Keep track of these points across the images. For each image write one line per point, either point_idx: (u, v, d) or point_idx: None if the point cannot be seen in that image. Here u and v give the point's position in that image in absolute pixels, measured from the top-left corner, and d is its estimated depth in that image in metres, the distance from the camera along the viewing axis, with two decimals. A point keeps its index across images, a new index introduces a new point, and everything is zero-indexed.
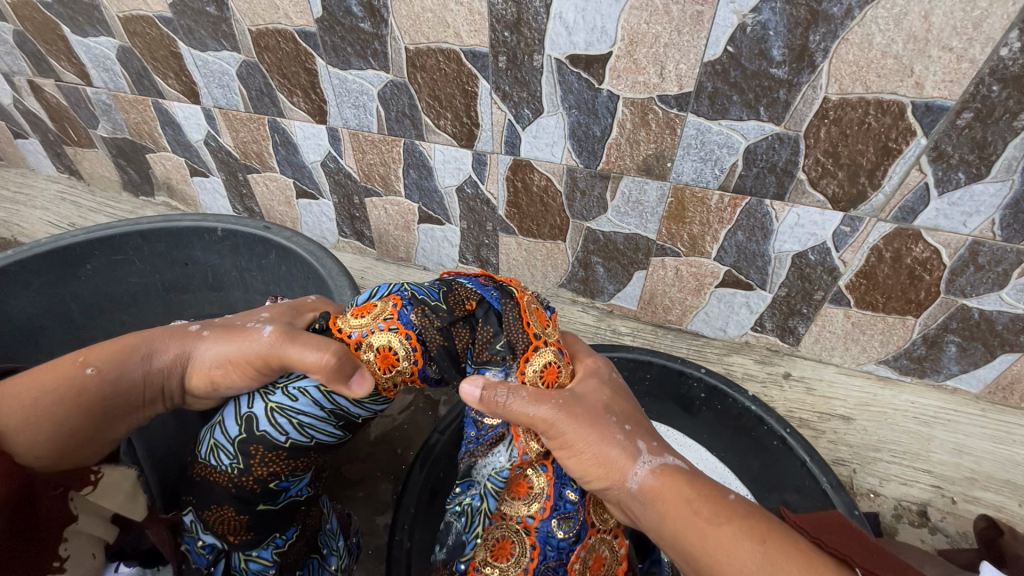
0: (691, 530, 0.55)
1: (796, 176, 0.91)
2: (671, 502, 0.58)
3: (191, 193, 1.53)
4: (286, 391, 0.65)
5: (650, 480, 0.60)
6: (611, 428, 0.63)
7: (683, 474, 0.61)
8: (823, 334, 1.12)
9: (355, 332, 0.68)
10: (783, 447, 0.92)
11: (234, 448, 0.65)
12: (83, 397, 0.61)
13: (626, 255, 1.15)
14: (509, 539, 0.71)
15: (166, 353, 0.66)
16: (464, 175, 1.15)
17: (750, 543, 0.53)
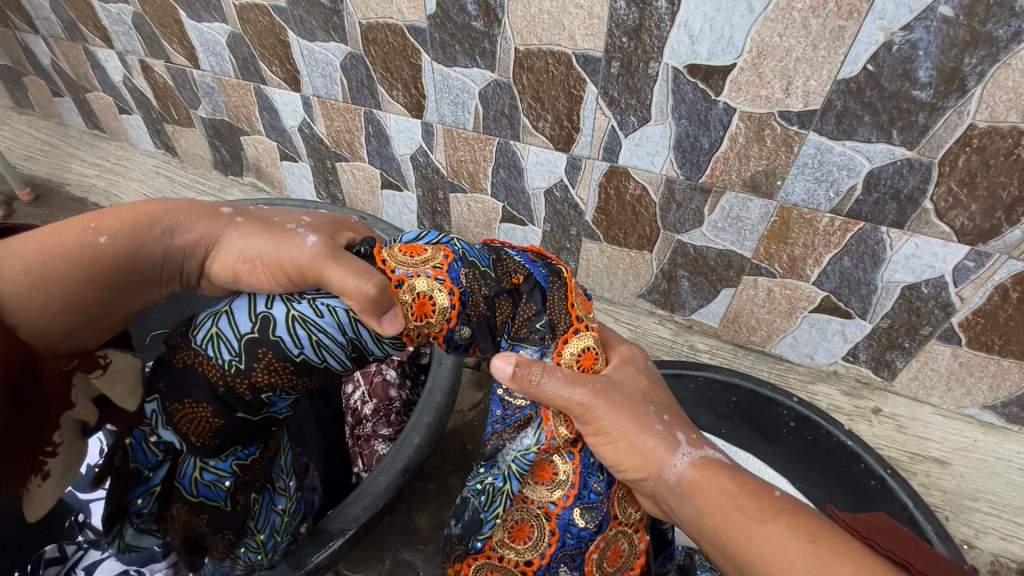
0: (732, 525, 0.50)
1: (921, 205, 0.86)
2: (713, 497, 0.52)
3: (279, 176, 1.58)
4: (313, 303, 0.58)
5: (693, 472, 0.55)
6: (649, 417, 0.59)
7: (725, 468, 0.55)
8: (923, 370, 1.06)
9: (400, 276, 0.61)
10: (881, 489, 0.87)
11: (240, 346, 0.57)
12: (99, 262, 0.54)
13: (716, 271, 1.12)
14: (528, 522, 0.63)
15: (191, 232, 0.59)
16: (555, 178, 1.14)
17: (795, 539, 0.47)
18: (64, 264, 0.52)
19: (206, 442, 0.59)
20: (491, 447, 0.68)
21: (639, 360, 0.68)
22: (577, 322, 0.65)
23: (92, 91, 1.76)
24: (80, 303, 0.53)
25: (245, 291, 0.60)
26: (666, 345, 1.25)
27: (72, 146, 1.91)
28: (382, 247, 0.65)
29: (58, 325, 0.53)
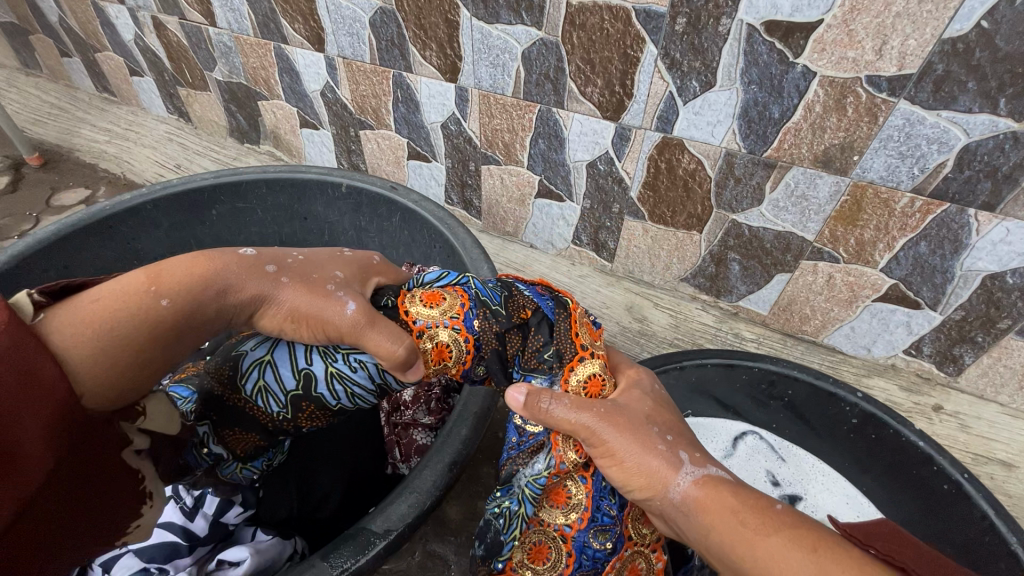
0: (734, 543, 0.46)
1: (1020, 185, 0.77)
2: (714, 513, 0.48)
3: (298, 145, 1.50)
4: (346, 360, 0.60)
5: (695, 490, 0.50)
6: (652, 436, 0.53)
7: (728, 484, 0.50)
8: (994, 366, 0.98)
9: (418, 320, 0.60)
10: (956, 493, 0.80)
11: (286, 398, 0.62)
12: (157, 334, 0.51)
13: (771, 255, 1.04)
14: (546, 544, 0.62)
15: (242, 292, 0.54)
16: (600, 150, 1.06)
17: (799, 553, 0.44)
18: (121, 338, 0.49)
19: (251, 453, 0.69)
20: (505, 472, 0.65)
21: (645, 382, 0.62)
22: (582, 349, 0.61)
23: (102, 51, 1.67)
24: (139, 374, 0.51)
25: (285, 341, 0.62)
26: (709, 332, 1.18)
27: (81, 110, 1.83)
28: (405, 292, 0.63)
29: (121, 394, 0.52)
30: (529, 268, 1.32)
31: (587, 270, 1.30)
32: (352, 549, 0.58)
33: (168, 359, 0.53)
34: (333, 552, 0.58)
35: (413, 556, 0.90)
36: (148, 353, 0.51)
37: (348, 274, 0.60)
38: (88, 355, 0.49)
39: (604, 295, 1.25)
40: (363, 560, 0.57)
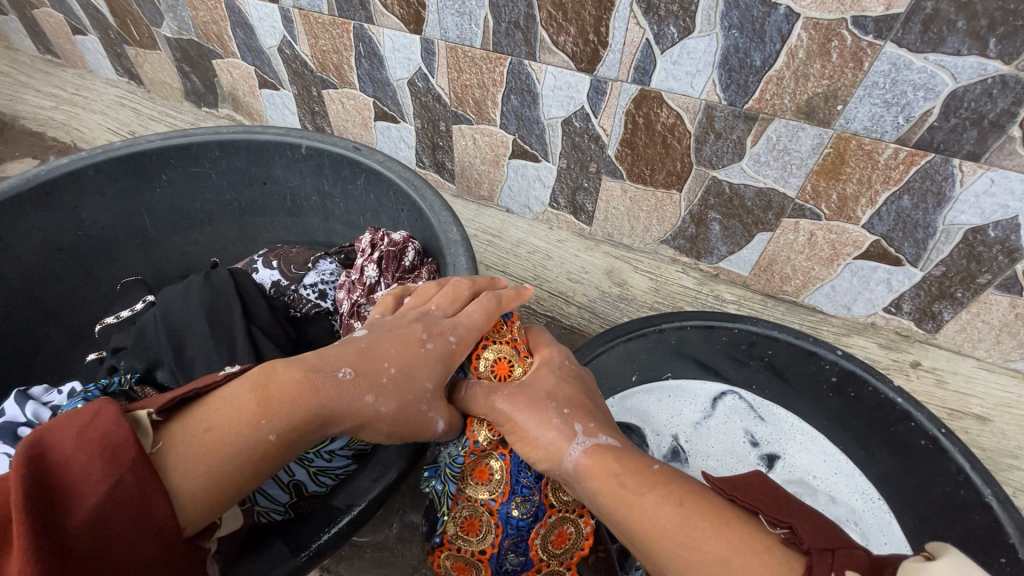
0: (619, 503, 0.53)
1: (1007, 132, 0.74)
2: (601, 479, 0.56)
3: (258, 107, 1.42)
4: (322, 456, 0.63)
5: (587, 461, 0.58)
6: (547, 412, 0.62)
7: (614, 450, 0.58)
8: (973, 322, 0.97)
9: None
10: (933, 449, 0.80)
11: (284, 508, 0.63)
12: (262, 467, 0.47)
13: (751, 213, 1.01)
14: (477, 518, 0.70)
15: (343, 421, 0.51)
16: (575, 106, 1.00)
17: (669, 506, 0.51)
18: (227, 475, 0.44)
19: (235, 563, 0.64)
20: (432, 457, 0.74)
21: (558, 360, 0.70)
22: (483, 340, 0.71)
23: (40, 7, 1.55)
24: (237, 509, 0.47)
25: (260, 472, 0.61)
26: (689, 296, 1.16)
27: (24, 74, 1.71)
28: None
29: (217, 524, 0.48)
30: (506, 235, 1.28)
31: (565, 235, 1.26)
32: (315, 526, 0.56)
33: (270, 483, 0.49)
34: (295, 531, 0.56)
35: (391, 528, 0.90)
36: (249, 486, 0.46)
37: (437, 382, 0.59)
38: (197, 494, 0.43)
39: (583, 261, 1.23)
40: (322, 539, 0.55)
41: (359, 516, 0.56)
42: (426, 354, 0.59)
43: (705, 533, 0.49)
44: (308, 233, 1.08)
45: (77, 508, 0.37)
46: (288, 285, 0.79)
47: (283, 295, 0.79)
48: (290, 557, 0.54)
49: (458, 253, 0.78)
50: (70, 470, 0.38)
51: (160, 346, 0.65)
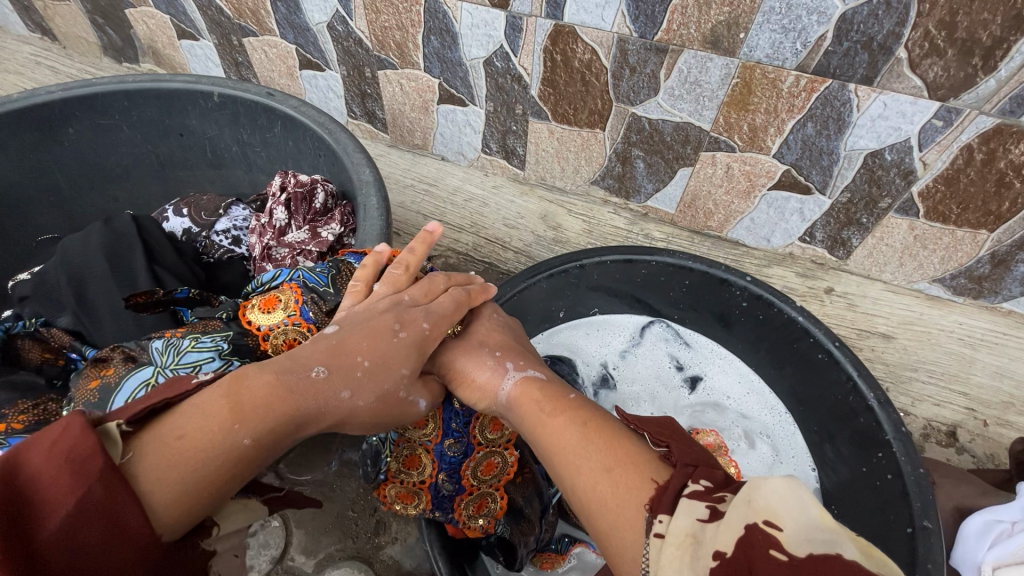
0: (534, 424, 0.58)
1: (894, 54, 0.76)
2: (525, 405, 0.60)
3: (181, 60, 1.37)
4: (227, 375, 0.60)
5: (516, 390, 0.62)
6: (481, 354, 0.67)
7: (540, 381, 0.63)
8: (878, 247, 1.03)
9: (260, 326, 0.60)
10: (828, 361, 0.85)
11: None
12: (239, 472, 0.45)
13: (672, 149, 1.03)
14: (415, 458, 0.71)
15: (322, 420, 0.52)
16: (494, 45, 1.00)
17: (573, 426, 0.55)
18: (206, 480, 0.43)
19: None
20: None
21: (491, 313, 0.74)
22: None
23: None
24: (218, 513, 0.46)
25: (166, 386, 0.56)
26: (621, 235, 1.20)
27: None
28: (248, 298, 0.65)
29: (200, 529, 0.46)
30: (442, 183, 1.29)
31: (501, 181, 1.27)
32: None
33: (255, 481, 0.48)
34: None
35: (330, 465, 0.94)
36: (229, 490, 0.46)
37: (414, 368, 0.59)
38: (174, 501, 0.41)
39: (518, 206, 1.24)
40: None
41: None
42: (402, 341, 0.59)
43: (600, 449, 0.52)
44: (234, 186, 1.07)
45: (49, 520, 0.36)
46: (199, 232, 0.81)
47: (195, 242, 0.81)
48: None
49: (370, 194, 0.77)
50: (43, 486, 0.37)
51: (63, 296, 0.65)
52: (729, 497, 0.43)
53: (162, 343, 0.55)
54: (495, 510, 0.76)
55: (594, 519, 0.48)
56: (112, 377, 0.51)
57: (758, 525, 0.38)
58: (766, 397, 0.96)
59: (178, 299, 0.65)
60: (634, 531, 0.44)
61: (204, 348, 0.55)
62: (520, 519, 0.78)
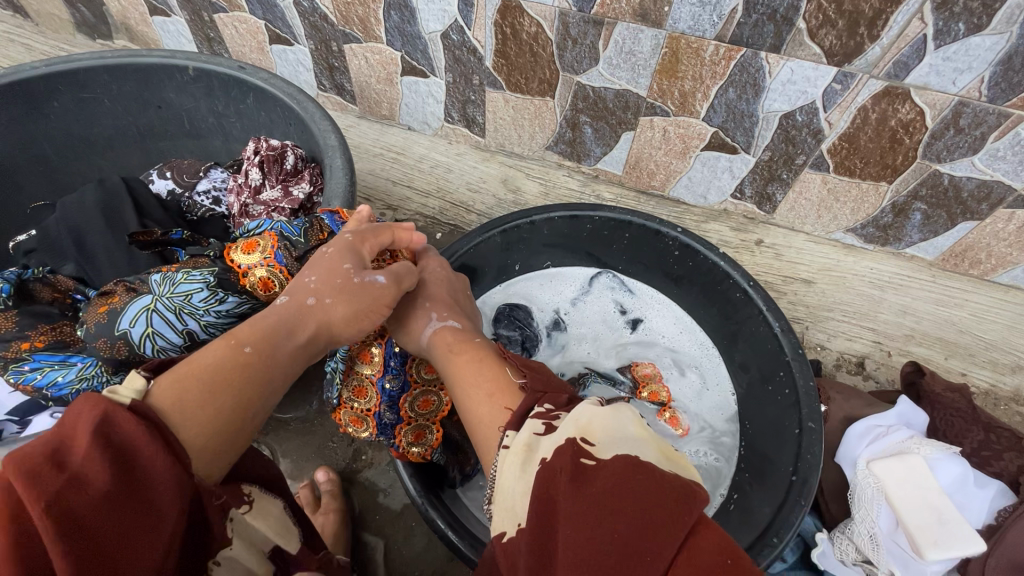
0: (443, 363, 0.72)
1: (795, 25, 0.87)
2: (439, 351, 0.73)
3: (154, 36, 1.43)
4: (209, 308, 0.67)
5: (434, 336, 0.75)
6: (412, 307, 0.78)
7: (457, 332, 0.75)
8: (799, 201, 1.16)
9: (241, 266, 0.70)
10: (744, 299, 0.98)
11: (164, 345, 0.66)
12: (247, 373, 0.57)
13: (615, 114, 1.13)
14: (362, 387, 0.81)
15: (302, 330, 0.64)
16: (449, 19, 1.08)
17: (474, 364, 0.68)
18: (227, 391, 0.55)
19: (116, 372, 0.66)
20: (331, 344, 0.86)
21: (434, 266, 0.83)
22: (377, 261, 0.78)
23: None
24: (247, 422, 0.56)
25: (159, 313, 0.65)
26: (575, 196, 1.31)
27: None
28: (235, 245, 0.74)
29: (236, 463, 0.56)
30: (409, 151, 1.38)
31: (464, 148, 1.37)
32: None
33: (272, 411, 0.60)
34: None
35: (311, 405, 1.05)
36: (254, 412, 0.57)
37: (354, 262, 0.69)
38: (196, 399, 0.52)
39: (480, 171, 1.34)
40: None
41: None
42: (328, 251, 0.69)
43: (483, 381, 0.66)
44: (212, 155, 1.15)
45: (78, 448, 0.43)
46: (182, 193, 0.90)
47: (180, 201, 0.90)
48: None
49: (335, 156, 0.87)
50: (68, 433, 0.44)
51: (64, 244, 0.78)
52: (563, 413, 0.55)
53: (160, 275, 0.67)
54: (432, 441, 0.84)
55: (474, 433, 0.63)
56: (117, 303, 0.65)
57: (575, 438, 0.49)
58: (697, 334, 1.09)
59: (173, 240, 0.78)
60: (494, 441, 0.59)
61: (194, 280, 0.66)
62: (458, 450, 0.90)
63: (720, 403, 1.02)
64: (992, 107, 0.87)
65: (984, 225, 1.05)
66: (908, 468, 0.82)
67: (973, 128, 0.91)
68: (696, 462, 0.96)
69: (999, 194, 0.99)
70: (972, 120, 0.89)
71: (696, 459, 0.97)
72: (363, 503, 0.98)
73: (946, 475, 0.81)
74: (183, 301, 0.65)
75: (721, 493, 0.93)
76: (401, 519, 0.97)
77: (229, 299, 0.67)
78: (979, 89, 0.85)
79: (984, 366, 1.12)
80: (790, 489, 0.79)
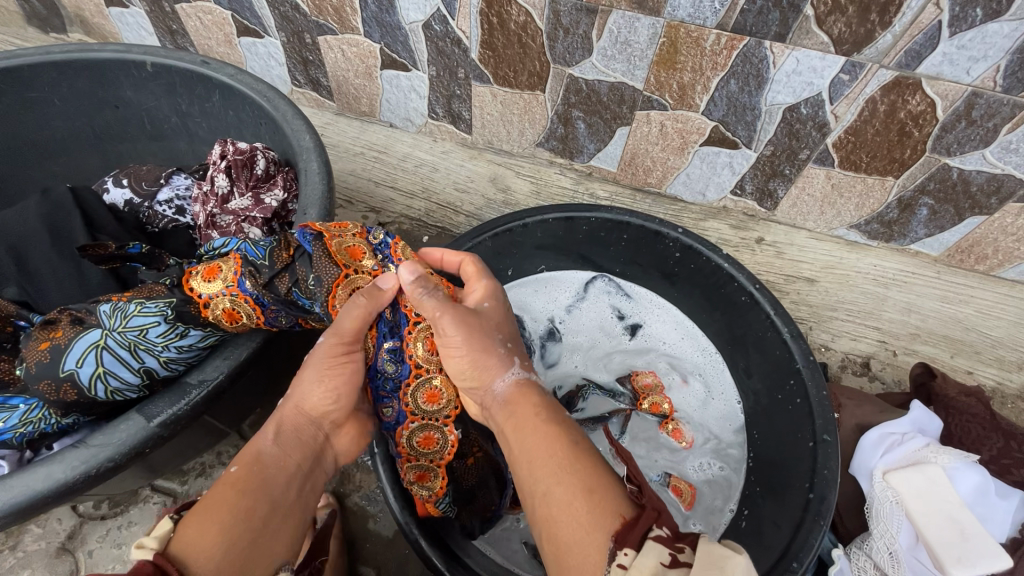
0: (525, 427, 0.61)
1: (802, 12, 0.82)
2: (521, 407, 0.64)
3: (112, 29, 1.33)
4: (169, 346, 0.61)
5: (512, 390, 0.66)
6: (494, 343, 0.68)
7: (538, 390, 0.67)
8: (801, 197, 1.11)
9: (201, 295, 0.63)
10: (750, 303, 0.93)
11: (118, 386, 0.60)
12: (241, 483, 0.56)
13: (609, 109, 1.07)
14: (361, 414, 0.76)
15: (278, 431, 0.63)
16: (431, 8, 1.00)
17: (564, 440, 0.58)
18: (239, 510, 0.53)
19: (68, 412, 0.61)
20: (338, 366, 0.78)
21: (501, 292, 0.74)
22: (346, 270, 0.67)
23: None
24: (264, 525, 0.54)
25: (109, 351, 0.59)
26: (568, 195, 1.25)
27: None
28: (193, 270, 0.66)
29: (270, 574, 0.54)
30: (391, 149, 1.30)
31: (449, 146, 1.30)
32: (167, 399, 0.59)
33: (295, 502, 0.59)
34: (148, 403, 0.59)
35: None
36: (274, 514, 0.56)
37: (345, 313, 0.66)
38: (198, 525, 0.51)
39: (468, 170, 1.27)
40: (177, 408, 0.59)
41: (212, 390, 0.61)
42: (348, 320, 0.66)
43: (582, 469, 0.55)
44: (177, 159, 1.06)
45: None
46: (141, 203, 0.82)
47: (139, 212, 0.82)
48: (148, 427, 0.58)
49: (310, 159, 0.79)
50: None
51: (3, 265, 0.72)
52: (689, 547, 0.46)
53: (111, 306, 0.61)
54: (438, 486, 0.77)
55: (559, 528, 0.51)
56: (60, 339, 0.59)
57: None
58: (699, 339, 1.05)
59: (132, 255, 0.68)
60: (597, 553, 0.48)
61: (149, 312, 0.60)
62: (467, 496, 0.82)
63: (725, 413, 0.97)
64: (1006, 98, 0.83)
65: (993, 219, 1.02)
66: (927, 480, 0.79)
67: (986, 120, 0.86)
68: (703, 477, 0.92)
69: (1009, 188, 0.95)
70: (985, 111, 0.85)
71: (701, 474, 0.92)
72: (353, 530, 0.92)
73: (965, 485, 0.78)
74: (138, 336, 0.60)
75: (731, 509, 0.89)
76: (393, 546, 0.91)
77: (191, 334, 0.62)
78: (995, 78, 0.81)
79: (990, 364, 1.09)
80: (808, 508, 0.75)
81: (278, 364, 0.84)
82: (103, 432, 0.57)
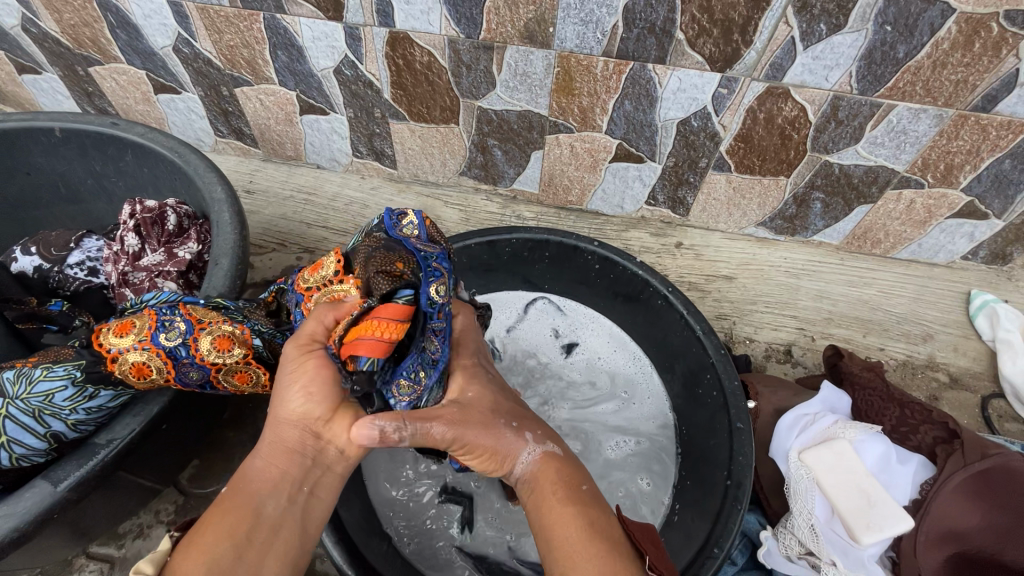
0: (544, 499, 0.59)
1: (674, 37, 0.89)
2: (545, 477, 0.62)
3: (27, 94, 1.33)
4: (75, 409, 0.63)
5: (535, 466, 0.63)
6: (501, 428, 0.64)
7: (558, 461, 0.63)
8: (709, 202, 1.20)
9: (111, 349, 0.64)
10: (665, 305, 0.98)
11: (25, 448, 0.64)
12: (228, 506, 0.55)
13: (521, 135, 1.13)
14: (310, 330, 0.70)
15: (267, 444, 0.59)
16: (339, 54, 1.05)
17: (575, 517, 0.56)
18: (223, 531, 0.53)
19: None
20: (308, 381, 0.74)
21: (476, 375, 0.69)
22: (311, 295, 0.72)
23: None
24: (248, 543, 0.53)
25: (16, 419, 0.62)
26: (495, 219, 1.29)
27: None
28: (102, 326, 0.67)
29: None
30: (321, 190, 1.32)
31: (377, 181, 1.33)
32: (75, 462, 0.61)
33: (288, 513, 0.57)
34: (54, 468, 0.60)
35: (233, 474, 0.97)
36: (265, 529, 0.54)
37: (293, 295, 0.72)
38: (188, 555, 0.51)
39: (397, 204, 1.30)
40: (85, 471, 0.61)
41: (122, 448, 0.63)
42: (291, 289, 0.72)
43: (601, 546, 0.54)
44: (95, 219, 1.07)
45: None
46: (50, 267, 0.85)
47: (48, 277, 0.85)
48: (54, 493, 0.59)
49: (222, 210, 0.82)
50: None
51: None
52: None
53: (14, 373, 0.63)
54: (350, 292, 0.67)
55: None
56: None
57: None
58: (629, 345, 1.09)
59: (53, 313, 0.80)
60: None
61: (56, 377, 0.63)
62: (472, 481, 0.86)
63: (650, 412, 1.01)
64: (864, 99, 0.92)
65: (878, 207, 1.11)
66: (836, 455, 0.83)
67: (851, 119, 0.95)
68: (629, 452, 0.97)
69: (885, 178, 1.05)
70: (850, 112, 0.94)
71: (618, 452, 0.97)
72: None
73: (871, 456, 0.83)
74: (44, 401, 0.62)
75: (666, 502, 0.92)
76: None
77: (100, 395, 0.64)
78: (850, 83, 0.90)
79: (898, 339, 1.16)
80: (726, 495, 0.80)
81: (208, 415, 0.84)
82: (7, 503, 0.58)
